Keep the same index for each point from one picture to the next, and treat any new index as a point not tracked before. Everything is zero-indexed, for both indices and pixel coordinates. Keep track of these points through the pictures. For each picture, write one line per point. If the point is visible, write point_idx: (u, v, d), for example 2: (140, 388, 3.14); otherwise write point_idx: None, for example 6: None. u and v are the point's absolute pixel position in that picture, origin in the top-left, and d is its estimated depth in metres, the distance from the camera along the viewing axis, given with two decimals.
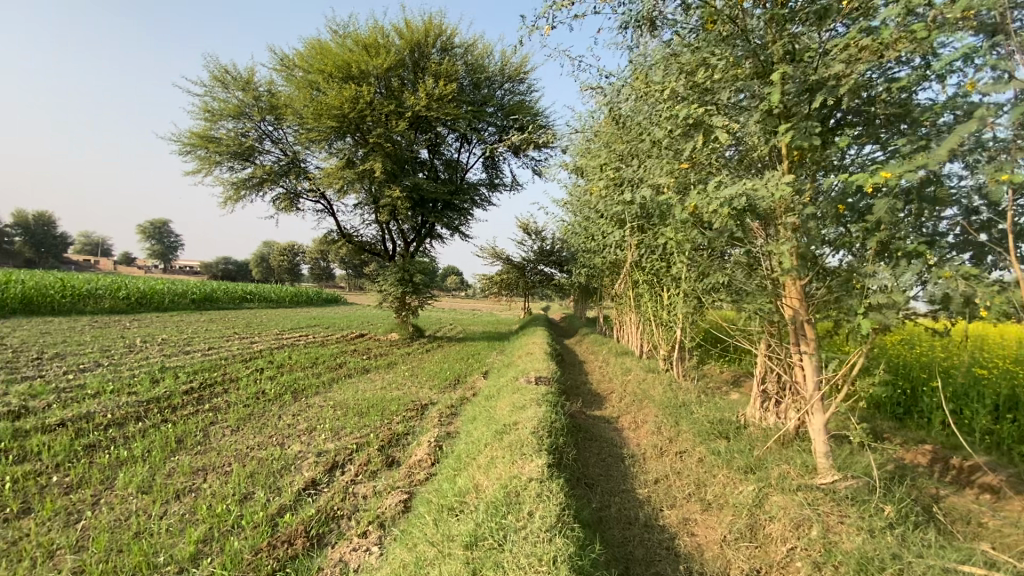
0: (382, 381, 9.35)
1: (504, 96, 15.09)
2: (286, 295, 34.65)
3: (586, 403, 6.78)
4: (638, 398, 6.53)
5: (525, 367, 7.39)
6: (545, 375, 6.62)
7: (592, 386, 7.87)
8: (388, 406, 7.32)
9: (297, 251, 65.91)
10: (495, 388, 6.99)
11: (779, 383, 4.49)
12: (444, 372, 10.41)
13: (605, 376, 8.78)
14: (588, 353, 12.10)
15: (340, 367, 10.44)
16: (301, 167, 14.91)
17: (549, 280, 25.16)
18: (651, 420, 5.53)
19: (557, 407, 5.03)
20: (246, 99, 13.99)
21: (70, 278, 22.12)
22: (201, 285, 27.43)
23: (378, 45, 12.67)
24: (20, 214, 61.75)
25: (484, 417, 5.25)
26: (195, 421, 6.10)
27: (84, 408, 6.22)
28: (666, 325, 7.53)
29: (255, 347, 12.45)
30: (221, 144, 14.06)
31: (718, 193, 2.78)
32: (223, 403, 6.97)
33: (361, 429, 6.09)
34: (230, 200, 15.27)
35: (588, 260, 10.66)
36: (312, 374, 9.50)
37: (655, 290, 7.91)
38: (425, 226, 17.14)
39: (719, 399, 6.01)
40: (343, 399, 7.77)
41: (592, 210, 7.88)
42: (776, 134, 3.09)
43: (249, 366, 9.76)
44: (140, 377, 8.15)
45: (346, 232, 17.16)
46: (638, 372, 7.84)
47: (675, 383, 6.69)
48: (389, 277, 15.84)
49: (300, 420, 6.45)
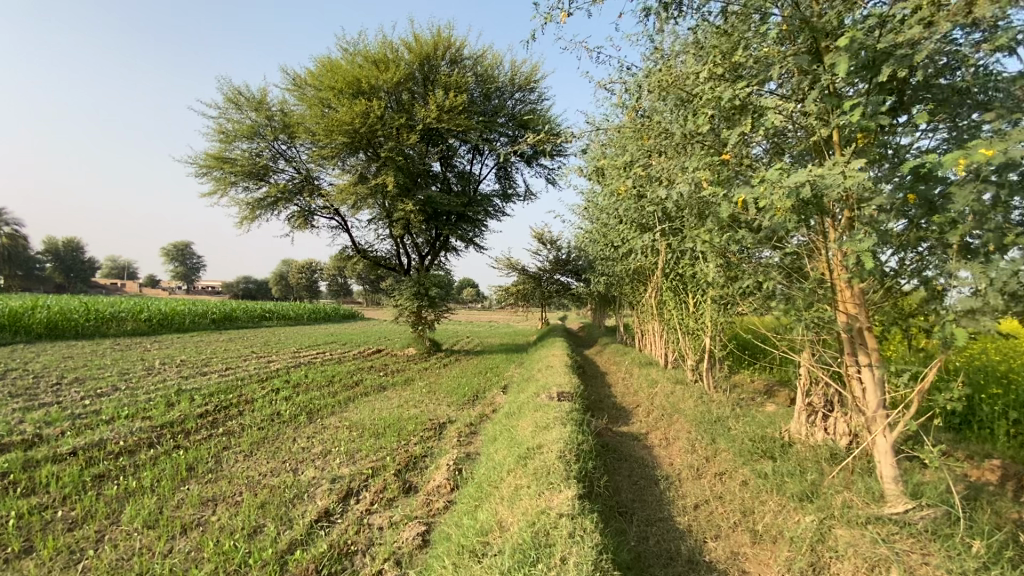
0: (400, 399, 9.11)
1: (515, 106, 14.96)
2: (304, 312, 34.84)
3: (612, 419, 6.45)
4: (667, 412, 6.17)
5: (547, 382, 7.08)
6: (568, 390, 6.31)
7: (617, 400, 7.52)
8: (406, 425, 7.07)
9: (315, 268, 66.70)
10: (516, 404, 6.70)
11: (826, 395, 4.13)
12: (462, 388, 10.13)
13: (629, 388, 8.42)
14: (610, 364, 11.73)
15: (357, 385, 10.24)
16: (315, 184, 14.93)
17: (566, 289, 24.84)
18: (684, 437, 5.19)
19: (584, 426, 4.72)
20: (259, 118, 14.08)
21: (94, 301, 22.50)
22: (221, 305, 27.73)
23: (387, 60, 12.64)
24: (50, 241, 63.82)
25: (507, 437, 4.96)
26: (208, 446, 5.92)
27: (96, 434, 6.09)
28: (693, 333, 7.17)
29: (273, 366, 12.36)
30: (235, 164, 14.15)
31: (775, 185, 2.46)
32: (237, 426, 6.79)
33: (378, 451, 5.85)
34: (245, 219, 15.35)
35: (607, 268, 10.35)
36: (328, 393, 9.31)
37: (681, 298, 7.56)
38: (439, 239, 17.01)
39: (755, 411, 5.63)
40: (360, 418, 7.55)
41: (611, 216, 7.60)
42: (826, 120, 2.77)
43: (265, 386, 9.61)
44: (156, 400, 8.04)
45: (361, 248, 17.11)
46: (664, 384, 7.47)
47: (706, 395, 6.32)
48: (404, 292, 15.70)
49: (315, 443, 6.23)
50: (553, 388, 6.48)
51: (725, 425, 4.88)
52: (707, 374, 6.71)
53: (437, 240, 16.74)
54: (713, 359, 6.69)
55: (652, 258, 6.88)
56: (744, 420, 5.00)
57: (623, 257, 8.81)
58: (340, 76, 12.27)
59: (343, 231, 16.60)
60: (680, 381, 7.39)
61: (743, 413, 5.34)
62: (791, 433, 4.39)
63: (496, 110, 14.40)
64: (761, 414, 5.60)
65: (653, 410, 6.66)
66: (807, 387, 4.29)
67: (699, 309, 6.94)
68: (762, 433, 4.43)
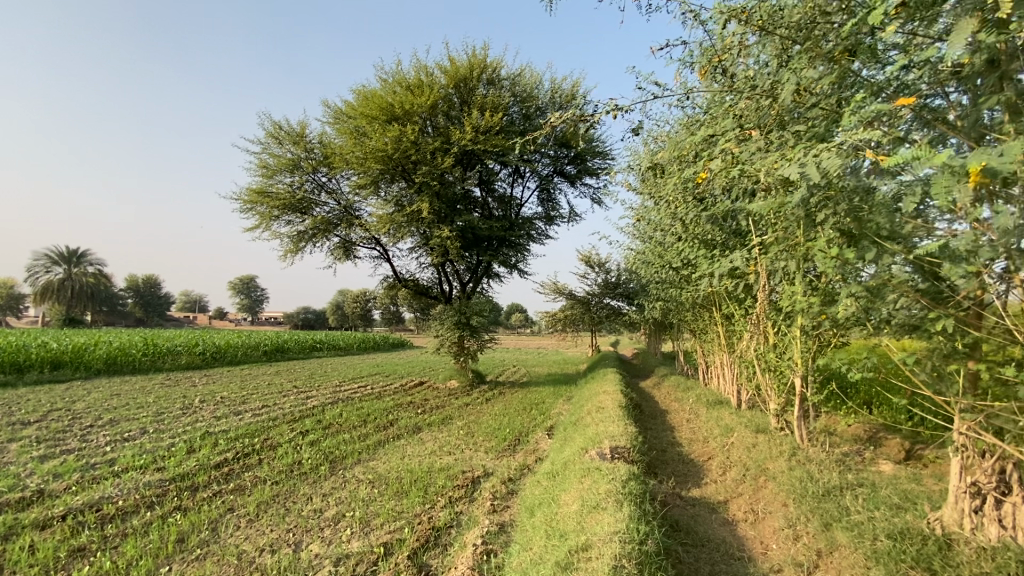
0: (435, 442, 8.26)
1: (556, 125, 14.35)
2: (353, 342, 35.00)
3: (679, 479, 5.28)
4: (751, 472, 4.97)
5: (597, 431, 6.02)
6: (624, 444, 5.24)
7: (683, 451, 6.31)
8: (436, 480, 6.18)
9: (368, 298, 68.07)
10: (562, 457, 5.66)
11: (1002, 480, 2.91)
12: (504, 429, 9.14)
13: (697, 434, 7.18)
14: (670, 400, 10.43)
15: (391, 425, 9.47)
16: (354, 214, 14.69)
17: (617, 314, 23.50)
18: (779, 514, 4.01)
19: (646, 504, 3.66)
20: (299, 151, 14.07)
21: (156, 337, 23.30)
22: (275, 337, 28.18)
23: (422, 85, 12.31)
24: (132, 279, 69.05)
25: (547, 513, 3.97)
26: (213, 508, 5.25)
27: (99, 491, 5.57)
28: (776, 372, 5.93)
29: (310, 402, 11.87)
30: (277, 198, 14.15)
31: None
32: (251, 480, 6.11)
33: (397, 518, 4.98)
34: (288, 252, 15.30)
35: (663, 293, 9.22)
36: (359, 435, 8.58)
37: (757, 326, 6.35)
38: (481, 266, 16.35)
39: (868, 476, 4.37)
40: (387, 469, 6.73)
41: (670, 234, 6.55)
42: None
43: (295, 428, 8.99)
44: (178, 446, 7.55)
45: (402, 278, 16.68)
46: (742, 432, 6.23)
47: (798, 449, 5.08)
48: (446, 322, 15.04)
49: (331, 504, 5.45)
50: (605, 440, 5.44)
51: (837, 502, 3.70)
52: (798, 422, 5.44)
53: (479, 267, 16.08)
54: (806, 403, 5.42)
55: (721, 280, 5.78)
56: (863, 495, 3.78)
57: (684, 279, 7.69)
58: (373, 101, 12.05)
59: (384, 261, 16.26)
60: (760, 429, 6.13)
61: (857, 481, 4.11)
62: (943, 524, 3.17)
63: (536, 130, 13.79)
64: (879, 480, 4.33)
65: (729, 467, 5.44)
66: (968, 467, 3.07)
67: (783, 342, 5.73)
68: (903, 524, 3.21)
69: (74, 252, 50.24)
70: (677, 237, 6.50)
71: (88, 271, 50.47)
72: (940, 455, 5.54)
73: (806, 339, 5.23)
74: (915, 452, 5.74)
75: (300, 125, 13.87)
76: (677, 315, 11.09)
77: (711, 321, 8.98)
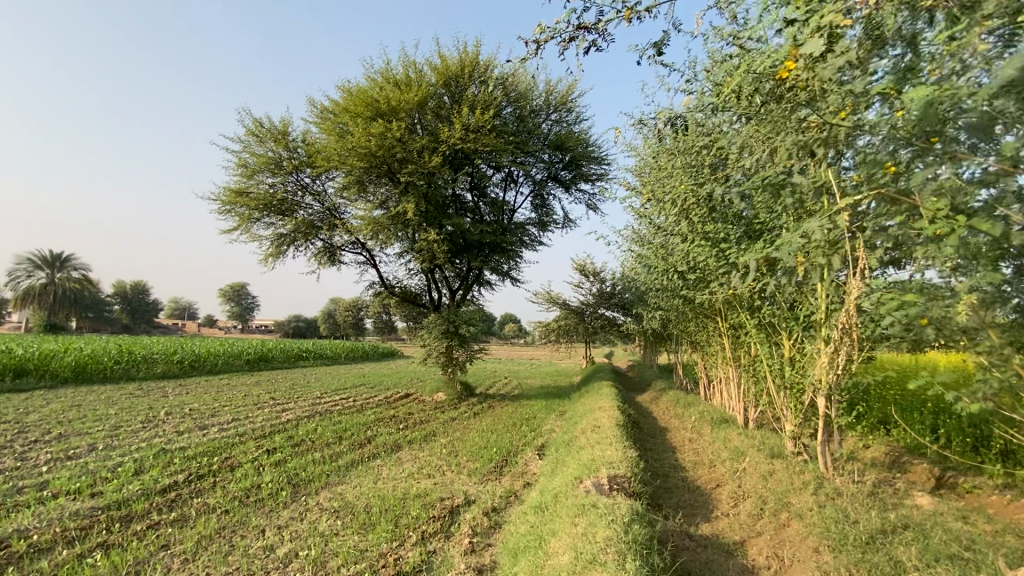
0: (414, 463, 7.52)
1: (550, 128, 13.91)
2: (341, 351, 34.00)
3: (686, 514, 4.60)
4: (769, 507, 4.30)
5: (593, 454, 5.34)
6: (624, 473, 4.56)
7: (688, 479, 5.63)
8: (411, 508, 5.46)
9: (360, 307, 66.94)
10: (553, 484, 4.96)
11: None
12: (491, 447, 8.41)
13: (702, 457, 6.51)
14: (670, 418, 9.75)
15: (369, 443, 8.71)
16: (338, 216, 14.00)
17: (612, 325, 22.87)
18: (810, 564, 3.33)
19: (653, 556, 2.97)
20: (281, 150, 13.40)
21: (134, 344, 22.34)
22: (260, 346, 27.25)
23: (411, 82, 11.75)
24: (119, 285, 67.73)
25: (532, 561, 3.28)
26: (145, 544, 4.49)
27: (17, 521, 4.81)
28: (794, 389, 5.30)
29: (284, 416, 11.06)
30: (257, 199, 13.45)
31: None
32: (198, 509, 5.35)
33: (358, 559, 4.25)
34: (269, 256, 14.56)
35: (664, 302, 8.60)
36: (332, 454, 7.83)
37: (773, 337, 5.71)
38: (472, 273, 15.69)
39: (910, 515, 3.72)
40: (357, 494, 5.99)
41: (677, 235, 5.95)
42: None
43: (263, 445, 8.21)
44: (126, 466, 6.76)
45: (388, 285, 15.95)
46: (754, 457, 5.57)
47: (823, 480, 4.42)
48: (433, 331, 14.32)
49: (284, 539, 4.70)
50: (602, 467, 4.75)
51: (887, 556, 3.02)
52: (822, 447, 4.78)
53: (469, 274, 15.40)
54: (832, 424, 4.76)
55: (735, 285, 5.16)
56: (914, 545, 3.11)
57: (689, 285, 7.07)
58: (358, 97, 11.46)
59: (370, 267, 15.54)
60: (775, 453, 5.47)
61: (900, 523, 3.45)
62: None
63: (530, 132, 13.27)
64: (923, 519, 3.68)
65: (743, 499, 4.76)
66: None
67: (804, 354, 5.11)
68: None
69: (58, 257, 48.98)
70: (684, 239, 5.90)
71: (72, 277, 49.18)
72: (977, 484, 4.93)
73: (833, 351, 4.60)
74: (948, 480, 5.13)
75: (282, 123, 13.21)
76: (678, 326, 10.47)
77: (716, 332, 8.36)
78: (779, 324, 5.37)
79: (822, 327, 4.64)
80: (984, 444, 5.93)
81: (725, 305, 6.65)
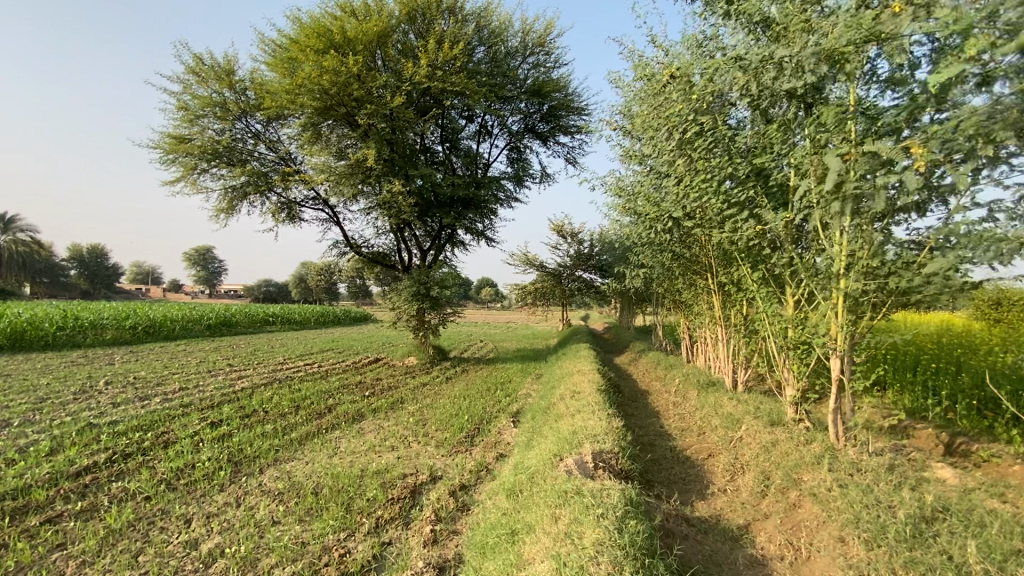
0: (378, 434, 6.84)
1: (527, 72, 12.83)
2: (311, 316, 32.71)
3: (680, 493, 4.03)
4: (776, 484, 3.77)
5: (573, 425, 4.71)
6: (610, 448, 3.93)
7: (679, 451, 5.09)
8: (368, 488, 4.80)
9: (332, 271, 64.77)
10: (528, 462, 4.30)
11: None
12: (462, 415, 7.77)
13: (690, 424, 5.99)
14: (653, 381, 9.27)
15: (328, 413, 7.97)
16: (293, 165, 12.72)
17: (590, 287, 22.44)
18: (837, 559, 2.77)
19: (656, 566, 2.34)
20: (225, 90, 11.93)
21: (81, 309, 20.70)
22: (224, 310, 25.79)
23: (370, 13, 10.39)
24: (76, 248, 63.95)
25: (500, 566, 2.63)
26: (36, 544, 3.72)
27: None
28: (801, 352, 4.72)
29: (238, 384, 10.22)
30: (201, 146, 12.10)
31: None
32: (113, 498, 4.56)
33: (300, 555, 3.58)
34: (219, 210, 13.27)
35: (650, 258, 7.94)
36: (285, 427, 7.05)
37: (778, 293, 5.02)
38: (444, 232, 14.78)
39: (944, 495, 3.22)
40: (307, 473, 5.30)
41: (674, 180, 5.18)
42: None
43: (208, 418, 7.38)
44: (37, 446, 5.83)
45: (354, 244, 14.93)
46: (751, 424, 5.01)
47: (836, 453, 3.87)
48: (403, 292, 13.45)
49: (212, 532, 3.98)
50: (584, 441, 4.11)
51: (941, 561, 2.45)
52: (835, 419, 4.09)
53: (441, 232, 14.42)
54: (851, 391, 4.11)
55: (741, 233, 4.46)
56: (966, 539, 2.57)
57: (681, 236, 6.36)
58: (310, 28, 10.05)
59: (333, 225, 14.40)
60: (773, 421, 4.91)
61: (939, 507, 2.93)
62: None
63: (504, 75, 12.17)
64: (957, 499, 3.20)
65: (741, 472, 4.26)
66: None
67: (812, 311, 4.50)
68: None
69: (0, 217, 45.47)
70: (680, 182, 5.13)
71: (19, 239, 45.87)
72: (993, 452, 4.50)
73: (853, 307, 3.95)
74: (960, 447, 4.71)
75: (225, 59, 11.69)
76: (661, 285, 9.88)
77: (706, 290, 7.71)
78: (787, 278, 4.72)
79: (841, 279, 4.00)
80: (992, 405, 5.53)
81: (722, 259, 5.97)
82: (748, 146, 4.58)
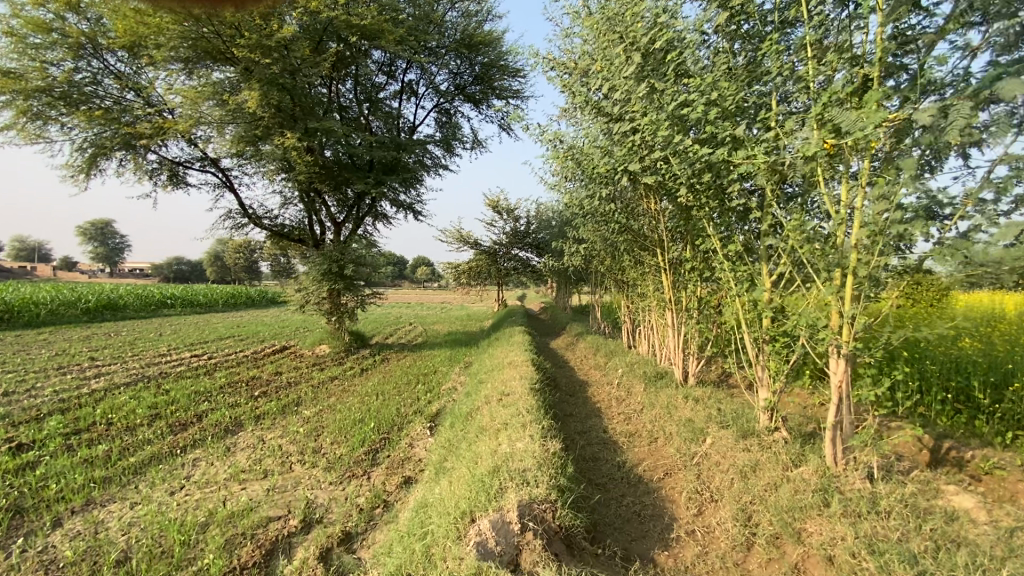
0: (252, 453, 5.32)
1: (455, 19, 11.26)
2: (221, 298, 29.40)
3: (638, 546, 2.94)
4: (766, 531, 2.77)
5: (497, 449, 3.50)
6: (543, 494, 2.75)
7: (632, 472, 4.02)
8: (204, 548, 3.36)
9: (252, 249, 59.51)
10: (428, 511, 3.05)
11: None
12: (369, 420, 6.39)
13: (640, 429, 4.98)
14: (594, 370, 8.31)
15: (196, 424, 6.27)
16: (166, 112, 10.40)
17: (526, 266, 21.44)
18: None
19: None
20: (68, 13, 9.40)
21: None
22: (110, 292, 22.25)
23: None
24: None
25: None
26: None
27: None
28: (782, 346, 3.76)
29: (88, 385, 8.14)
30: (37, 83, 9.51)
31: None
32: None
33: None
34: (73, 168, 10.70)
35: (593, 232, 6.86)
36: (125, 448, 5.32)
37: (753, 271, 4.04)
38: (363, 202, 13.04)
39: (1002, 551, 2.30)
40: (124, 523, 3.76)
41: (630, 125, 4.02)
42: None
43: (16, 439, 5.47)
44: None
45: (256, 215, 12.83)
46: (717, 435, 4.04)
47: (838, 485, 2.92)
48: (312, 270, 11.63)
49: None
50: (508, 479, 2.91)
51: None
52: (833, 441, 3.19)
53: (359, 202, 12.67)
54: (852, 400, 3.20)
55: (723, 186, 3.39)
56: None
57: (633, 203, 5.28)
58: None
59: (227, 191, 12.20)
60: (745, 431, 3.95)
61: None
62: None
63: (427, 20, 10.55)
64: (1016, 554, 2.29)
65: (714, 507, 3.24)
66: None
67: (800, 294, 3.53)
68: None
69: None
70: (636, 128, 3.98)
71: None
72: (991, 459, 3.79)
73: (866, 287, 2.99)
74: (950, 453, 3.97)
75: None
76: (604, 263, 8.90)
77: (655, 269, 6.73)
78: (769, 251, 3.73)
79: (850, 251, 3.02)
80: (963, 397, 4.93)
81: (681, 231, 4.95)
82: (724, 78, 3.51)
